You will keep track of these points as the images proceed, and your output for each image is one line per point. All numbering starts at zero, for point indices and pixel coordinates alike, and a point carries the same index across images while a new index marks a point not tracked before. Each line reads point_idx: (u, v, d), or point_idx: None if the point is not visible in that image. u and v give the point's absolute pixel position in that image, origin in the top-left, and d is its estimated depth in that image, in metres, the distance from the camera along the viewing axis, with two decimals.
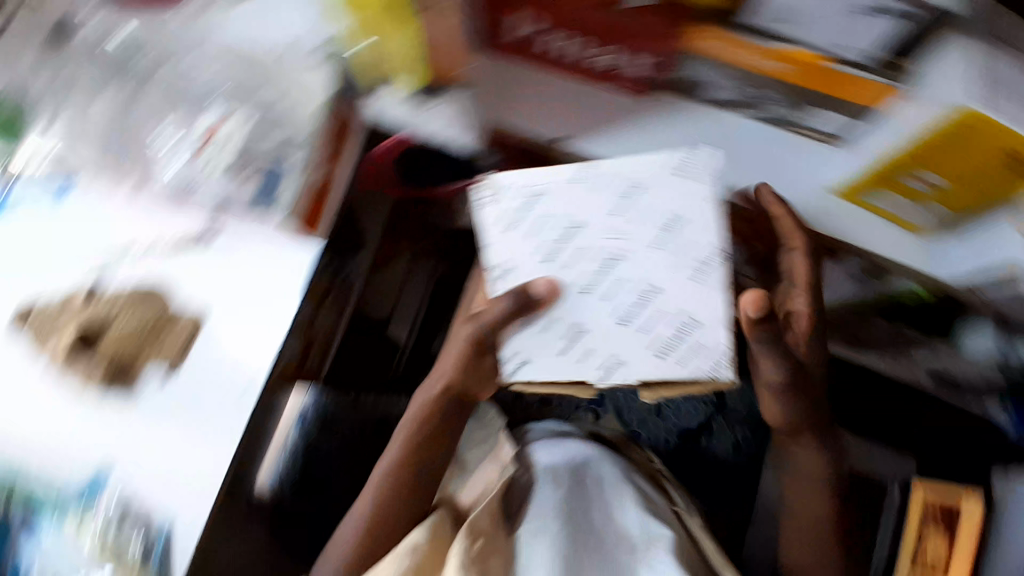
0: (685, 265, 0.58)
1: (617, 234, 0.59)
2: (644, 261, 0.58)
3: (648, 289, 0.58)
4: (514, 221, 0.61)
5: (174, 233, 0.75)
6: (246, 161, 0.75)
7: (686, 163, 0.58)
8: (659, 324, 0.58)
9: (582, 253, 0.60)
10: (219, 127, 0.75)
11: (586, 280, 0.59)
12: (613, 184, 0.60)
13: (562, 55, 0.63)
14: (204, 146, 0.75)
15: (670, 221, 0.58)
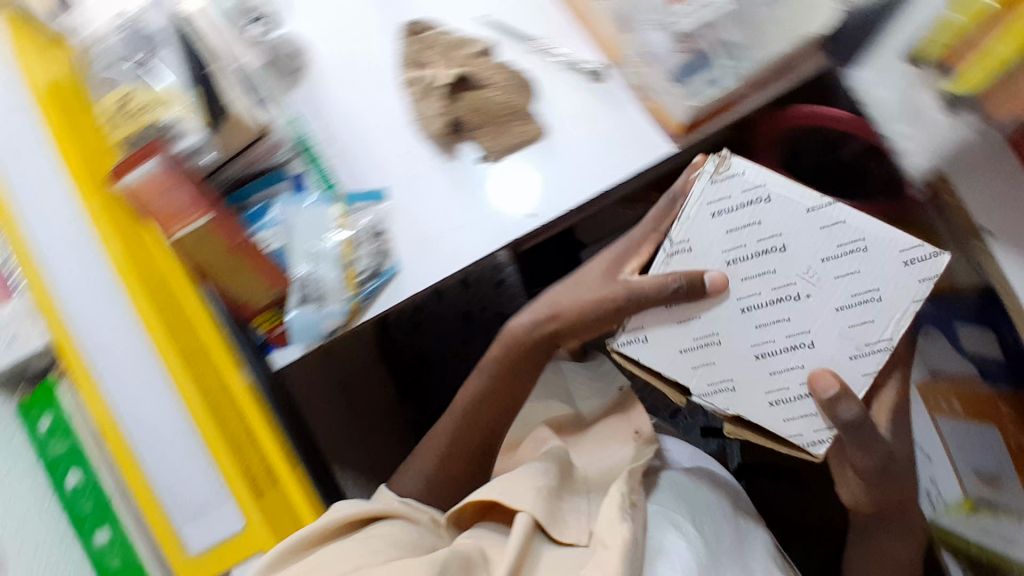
0: (849, 339, 0.51)
1: (811, 276, 0.50)
2: (819, 316, 0.51)
3: (803, 340, 0.52)
4: (727, 207, 0.50)
5: (574, 52, 0.69)
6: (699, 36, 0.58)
7: (916, 257, 0.49)
8: (790, 374, 0.53)
9: (759, 276, 0.51)
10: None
11: (747, 299, 0.51)
12: (838, 233, 0.49)
13: None
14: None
15: (865, 294, 0.50)
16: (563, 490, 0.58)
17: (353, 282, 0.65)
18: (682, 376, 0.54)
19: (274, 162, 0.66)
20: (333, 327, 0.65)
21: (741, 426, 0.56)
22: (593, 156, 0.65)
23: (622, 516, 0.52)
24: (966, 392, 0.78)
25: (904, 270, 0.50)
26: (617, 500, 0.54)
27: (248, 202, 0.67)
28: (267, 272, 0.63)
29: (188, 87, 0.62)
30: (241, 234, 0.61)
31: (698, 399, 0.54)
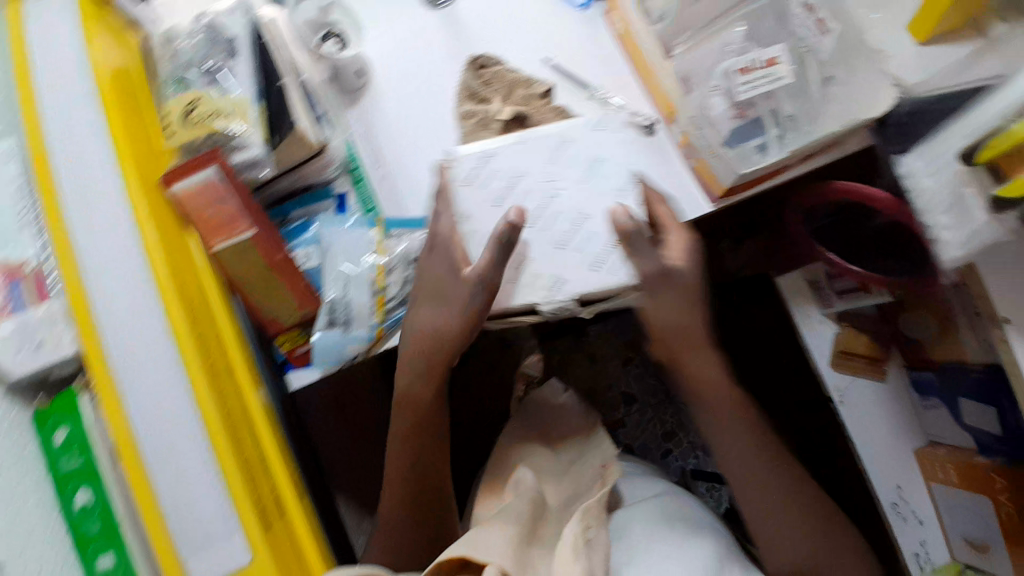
0: (601, 192, 0.63)
1: (551, 179, 0.64)
2: (574, 195, 0.63)
3: (580, 215, 0.62)
4: (474, 171, 0.64)
5: (631, 104, 0.70)
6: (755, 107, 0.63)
7: (601, 126, 0.66)
8: (588, 239, 0.61)
9: (525, 195, 0.63)
10: (778, 62, 0.61)
11: (525, 212, 0.63)
12: (545, 145, 0.65)
13: None
14: (755, 66, 0.61)
15: (589, 166, 0.64)
16: (533, 531, 0.59)
17: (382, 309, 0.64)
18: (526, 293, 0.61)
19: (323, 179, 0.68)
20: (355, 354, 0.63)
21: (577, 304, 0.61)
22: None
23: (576, 555, 0.55)
24: (962, 463, 0.79)
25: (599, 134, 0.65)
26: (572, 539, 0.56)
27: (290, 219, 0.68)
28: (299, 290, 0.62)
29: (254, 98, 0.62)
30: (280, 249, 0.61)
31: (542, 305, 0.60)
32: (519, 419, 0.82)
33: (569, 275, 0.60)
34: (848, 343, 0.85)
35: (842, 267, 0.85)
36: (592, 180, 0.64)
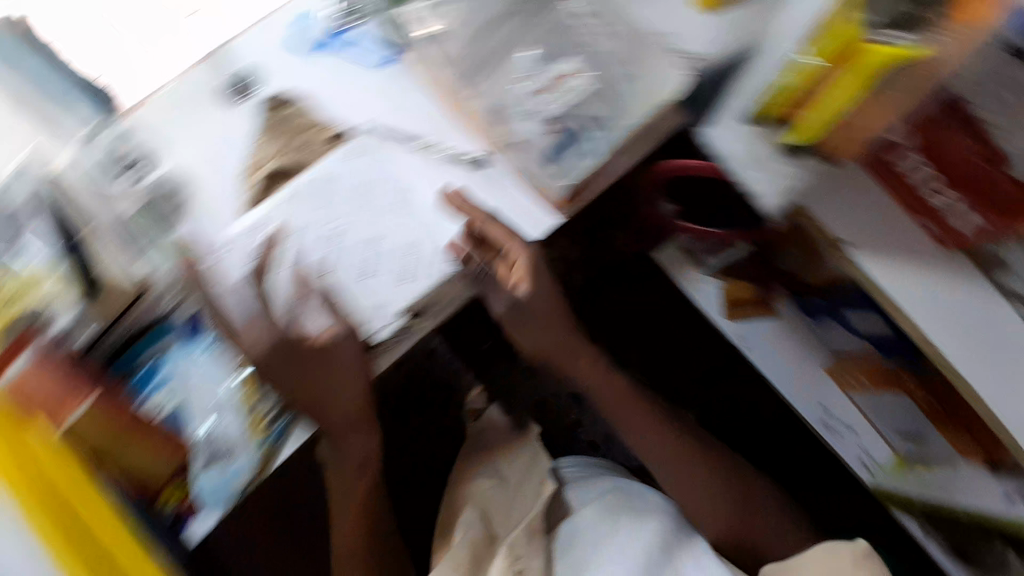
0: (382, 209, 0.67)
1: (330, 217, 0.67)
2: (358, 223, 0.67)
3: (372, 240, 0.66)
4: (257, 242, 0.66)
5: (456, 144, 0.69)
6: (564, 118, 0.66)
7: (356, 151, 0.69)
8: (391, 256, 0.65)
9: (314, 244, 0.66)
10: (571, 76, 0.66)
11: (320, 257, 0.66)
12: (311, 189, 0.68)
13: (921, 189, 0.59)
14: (551, 87, 0.67)
15: (360, 191, 0.68)
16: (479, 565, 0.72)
17: (260, 426, 0.64)
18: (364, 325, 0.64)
19: (158, 316, 0.66)
20: (243, 486, 0.63)
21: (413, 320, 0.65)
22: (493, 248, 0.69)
23: None
24: (872, 366, 0.86)
25: (356, 160, 0.69)
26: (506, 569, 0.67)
27: (135, 365, 0.65)
28: (158, 443, 0.63)
29: (58, 260, 0.66)
30: (127, 410, 0.62)
31: (375, 332, 0.64)
32: (472, 449, 0.93)
33: (390, 297, 0.64)
34: (734, 293, 0.92)
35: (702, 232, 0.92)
36: (375, 209, 0.67)
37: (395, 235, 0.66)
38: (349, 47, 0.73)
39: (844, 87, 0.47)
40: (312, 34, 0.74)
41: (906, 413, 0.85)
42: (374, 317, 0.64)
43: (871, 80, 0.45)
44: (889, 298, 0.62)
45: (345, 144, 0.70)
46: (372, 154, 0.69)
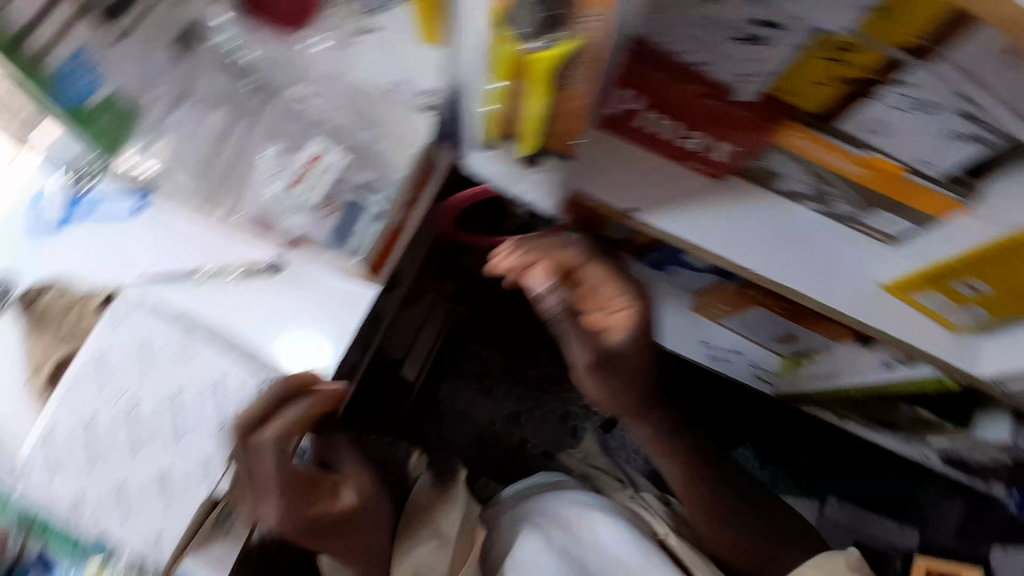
0: (172, 361, 0.63)
1: (121, 394, 0.62)
2: (153, 387, 0.63)
3: (175, 397, 0.62)
4: (60, 459, 0.61)
5: (242, 259, 0.69)
6: (337, 194, 0.64)
7: (121, 317, 0.64)
8: (203, 402, 0.63)
9: (118, 429, 0.62)
10: (323, 156, 0.63)
11: (130, 441, 0.62)
12: (88, 376, 0.62)
13: (666, 135, 0.65)
14: (303, 174, 0.63)
15: (141, 354, 0.63)
16: None
17: None
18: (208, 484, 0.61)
19: None
20: None
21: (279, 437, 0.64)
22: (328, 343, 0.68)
23: None
24: (714, 291, 0.93)
25: (125, 325, 0.64)
26: None
27: None
28: None
29: None
30: None
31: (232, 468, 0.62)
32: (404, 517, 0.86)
33: (220, 442, 0.62)
34: None
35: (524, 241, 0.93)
36: (161, 362, 0.63)
37: (191, 380, 0.63)
38: (93, 209, 0.70)
39: (532, 101, 0.48)
40: (48, 216, 0.70)
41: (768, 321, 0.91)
42: (204, 476, 0.62)
43: (549, 91, 0.46)
44: (684, 240, 0.69)
45: (108, 314, 0.65)
46: (137, 311, 0.64)
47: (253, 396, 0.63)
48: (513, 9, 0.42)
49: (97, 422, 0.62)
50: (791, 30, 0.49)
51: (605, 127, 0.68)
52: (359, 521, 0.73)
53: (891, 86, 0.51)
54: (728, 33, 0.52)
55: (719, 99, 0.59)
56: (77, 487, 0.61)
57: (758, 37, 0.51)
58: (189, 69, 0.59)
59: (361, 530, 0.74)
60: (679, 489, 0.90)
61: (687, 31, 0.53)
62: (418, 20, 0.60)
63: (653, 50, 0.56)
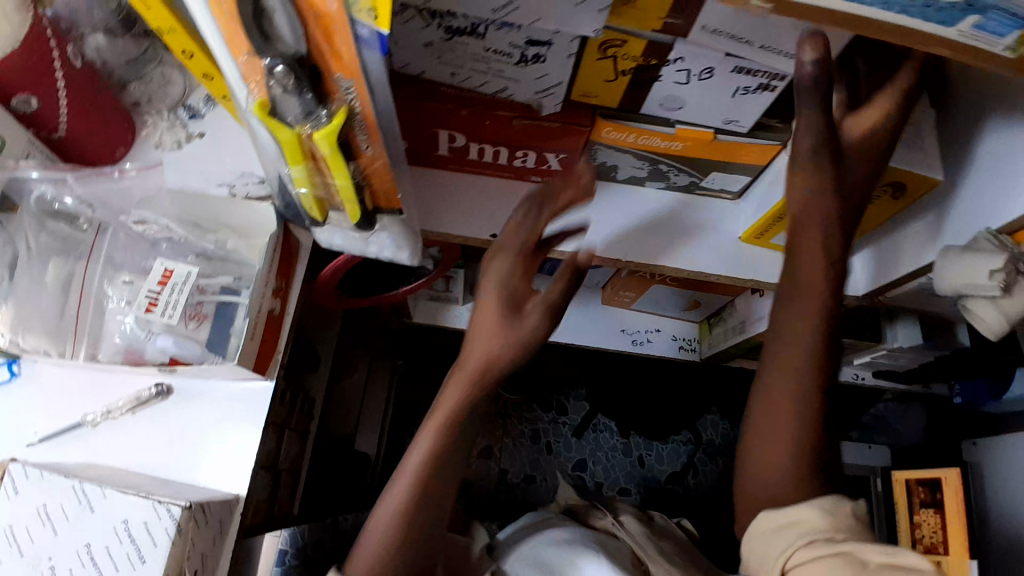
0: (77, 512, 0.58)
1: (33, 561, 0.58)
2: (64, 545, 0.58)
3: (85, 553, 0.58)
4: None
5: (128, 393, 0.66)
6: (200, 305, 0.64)
7: (11, 486, 0.59)
8: (115, 549, 0.57)
9: None
10: (174, 270, 0.63)
11: None
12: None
13: (495, 160, 0.68)
14: (158, 295, 0.62)
15: (42, 515, 0.58)
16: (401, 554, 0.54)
17: None
18: None
19: None
20: None
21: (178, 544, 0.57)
22: (234, 458, 0.65)
23: None
24: (614, 279, 0.96)
25: (20, 492, 0.59)
26: None
27: None
28: None
29: None
30: None
31: None
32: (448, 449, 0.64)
33: None
34: None
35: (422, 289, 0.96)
36: (68, 523, 0.58)
37: (101, 532, 0.58)
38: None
39: (335, 176, 0.49)
40: None
41: (670, 295, 0.96)
42: None
43: (344, 163, 0.48)
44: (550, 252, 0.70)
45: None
46: (27, 474, 0.59)
47: (166, 539, 0.57)
48: (277, 99, 0.43)
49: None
50: (555, 42, 0.54)
51: (442, 170, 0.71)
52: (422, 451, 0.56)
53: (668, 65, 0.56)
54: (510, 59, 0.56)
55: (530, 118, 0.62)
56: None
57: (537, 56, 0.55)
58: (19, 230, 0.64)
59: (459, 425, 0.57)
60: (772, 427, 0.54)
61: (477, 66, 0.58)
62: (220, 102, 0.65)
63: (450, 91, 0.61)
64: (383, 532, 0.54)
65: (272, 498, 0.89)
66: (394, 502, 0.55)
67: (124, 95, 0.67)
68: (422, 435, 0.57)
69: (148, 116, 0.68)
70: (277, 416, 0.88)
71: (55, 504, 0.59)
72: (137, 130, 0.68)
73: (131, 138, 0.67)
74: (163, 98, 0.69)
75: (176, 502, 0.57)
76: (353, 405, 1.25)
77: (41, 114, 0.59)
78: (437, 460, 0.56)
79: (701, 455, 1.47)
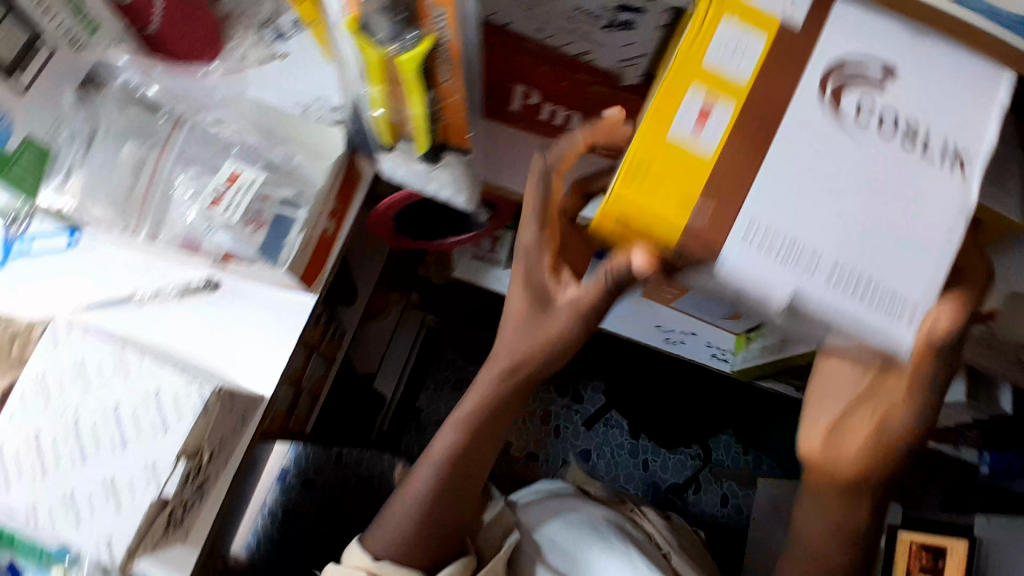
0: (113, 375, 0.63)
1: (64, 409, 0.62)
2: (91, 404, 0.62)
3: (110, 413, 0.62)
4: (17, 477, 0.61)
5: (179, 280, 0.71)
6: (262, 211, 0.67)
7: (55, 337, 0.64)
8: (139, 415, 0.61)
9: (62, 446, 0.61)
10: (240, 174, 0.67)
11: (80, 454, 0.61)
12: (32, 396, 0.63)
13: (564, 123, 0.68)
14: (223, 192, 0.66)
15: (79, 370, 0.63)
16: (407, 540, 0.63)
17: None
18: (149, 498, 0.59)
19: None
20: None
21: (202, 419, 0.61)
22: (262, 358, 0.69)
23: None
24: None
25: (65, 344, 0.64)
26: None
27: None
28: None
29: None
30: None
31: (180, 475, 0.60)
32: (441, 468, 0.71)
33: (161, 453, 0.60)
34: None
35: (467, 245, 0.97)
36: (101, 381, 0.63)
37: (130, 398, 0.62)
38: (23, 254, 0.72)
39: (412, 106, 0.51)
40: None
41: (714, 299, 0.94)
42: (151, 479, 0.60)
43: (424, 93, 0.49)
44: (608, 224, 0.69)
45: (49, 331, 0.65)
46: (74, 331, 0.65)
47: (192, 414, 0.61)
48: (369, 16, 0.45)
49: (43, 439, 0.61)
50: (647, 11, 0.53)
51: (508, 127, 0.71)
52: (427, 471, 0.64)
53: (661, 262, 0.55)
54: (599, 23, 0.55)
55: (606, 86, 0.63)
56: (29, 503, 0.60)
57: (627, 23, 0.55)
58: (102, 111, 0.69)
59: (465, 446, 0.64)
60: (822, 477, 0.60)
61: (565, 25, 0.56)
62: (313, 34, 0.66)
63: (534, 47, 0.60)
64: (388, 541, 0.63)
65: (291, 411, 0.93)
66: (412, 493, 0.64)
67: (219, 6, 0.71)
68: (422, 464, 0.66)
69: (237, 29, 0.71)
70: (309, 336, 0.92)
71: (95, 365, 0.63)
72: (224, 40, 0.71)
73: (218, 45, 0.71)
74: (254, 15, 0.71)
75: (205, 383, 0.61)
76: (379, 346, 1.29)
77: (135, 8, 0.64)
78: (452, 460, 0.64)
79: (706, 472, 1.45)
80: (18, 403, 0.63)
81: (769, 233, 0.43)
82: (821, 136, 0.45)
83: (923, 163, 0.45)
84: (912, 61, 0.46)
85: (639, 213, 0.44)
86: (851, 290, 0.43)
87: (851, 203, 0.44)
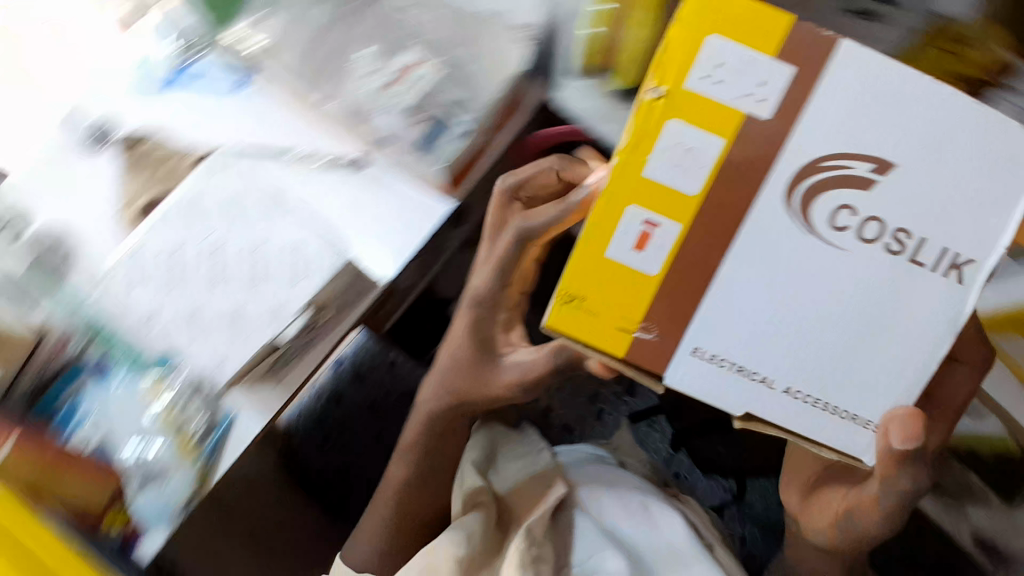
0: (259, 216, 0.67)
1: (207, 230, 0.66)
2: (231, 235, 0.66)
3: (246, 249, 0.66)
4: (147, 279, 0.65)
5: (327, 153, 0.72)
6: (426, 108, 0.68)
7: (219, 167, 0.69)
8: (273, 259, 0.65)
9: (195, 264, 0.65)
10: (417, 65, 0.68)
11: (207, 277, 0.65)
12: (181, 211, 0.67)
13: None
14: (397, 79, 0.68)
15: (231, 202, 0.67)
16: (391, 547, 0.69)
17: (188, 446, 0.64)
18: (261, 339, 0.63)
19: (69, 358, 0.66)
20: (184, 501, 0.63)
21: (329, 283, 0.65)
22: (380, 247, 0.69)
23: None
24: None
25: (228, 173, 0.69)
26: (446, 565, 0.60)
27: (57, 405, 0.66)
28: (90, 473, 0.64)
29: None
30: (51, 446, 0.64)
31: (294, 328, 0.63)
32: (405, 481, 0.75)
33: (285, 299, 0.64)
34: None
35: None
36: (245, 217, 0.67)
37: (270, 242, 0.66)
38: (196, 79, 0.76)
39: (639, 12, 0.60)
40: (154, 76, 0.77)
41: None
42: (270, 321, 0.63)
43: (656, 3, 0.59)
44: None
45: (213, 160, 0.69)
46: (231, 166, 0.69)
47: (324, 275, 0.65)
48: None
49: (180, 253, 0.66)
50: None
51: None
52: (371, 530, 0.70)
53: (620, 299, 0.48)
54: None
55: None
56: (151, 305, 0.65)
57: None
58: None
59: (407, 515, 0.69)
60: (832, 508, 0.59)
61: None
62: None
63: None
64: (367, 556, 0.69)
65: None
66: (358, 552, 0.70)
67: None
68: (382, 499, 0.70)
69: None
70: None
71: (245, 203, 0.68)
72: None
73: None
74: None
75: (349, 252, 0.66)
76: None
77: None
78: (389, 544, 0.69)
79: None
80: (169, 213, 0.67)
81: (711, 356, 0.39)
82: (768, 245, 0.37)
83: (901, 269, 0.38)
84: (919, 184, 0.37)
85: (588, 321, 0.39)
86: (816, 402, 0.39)
87: (795, 329, 0.38)
